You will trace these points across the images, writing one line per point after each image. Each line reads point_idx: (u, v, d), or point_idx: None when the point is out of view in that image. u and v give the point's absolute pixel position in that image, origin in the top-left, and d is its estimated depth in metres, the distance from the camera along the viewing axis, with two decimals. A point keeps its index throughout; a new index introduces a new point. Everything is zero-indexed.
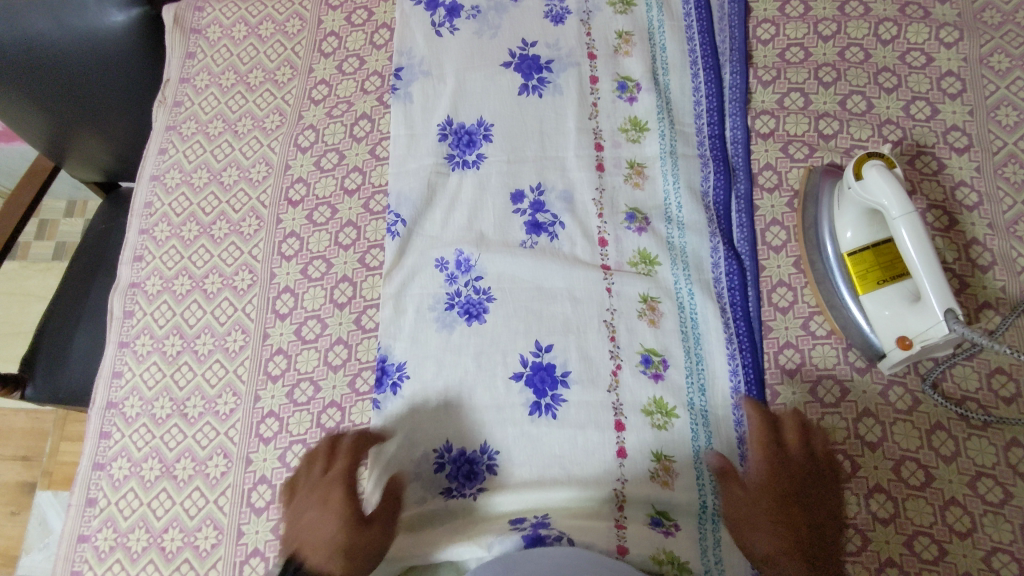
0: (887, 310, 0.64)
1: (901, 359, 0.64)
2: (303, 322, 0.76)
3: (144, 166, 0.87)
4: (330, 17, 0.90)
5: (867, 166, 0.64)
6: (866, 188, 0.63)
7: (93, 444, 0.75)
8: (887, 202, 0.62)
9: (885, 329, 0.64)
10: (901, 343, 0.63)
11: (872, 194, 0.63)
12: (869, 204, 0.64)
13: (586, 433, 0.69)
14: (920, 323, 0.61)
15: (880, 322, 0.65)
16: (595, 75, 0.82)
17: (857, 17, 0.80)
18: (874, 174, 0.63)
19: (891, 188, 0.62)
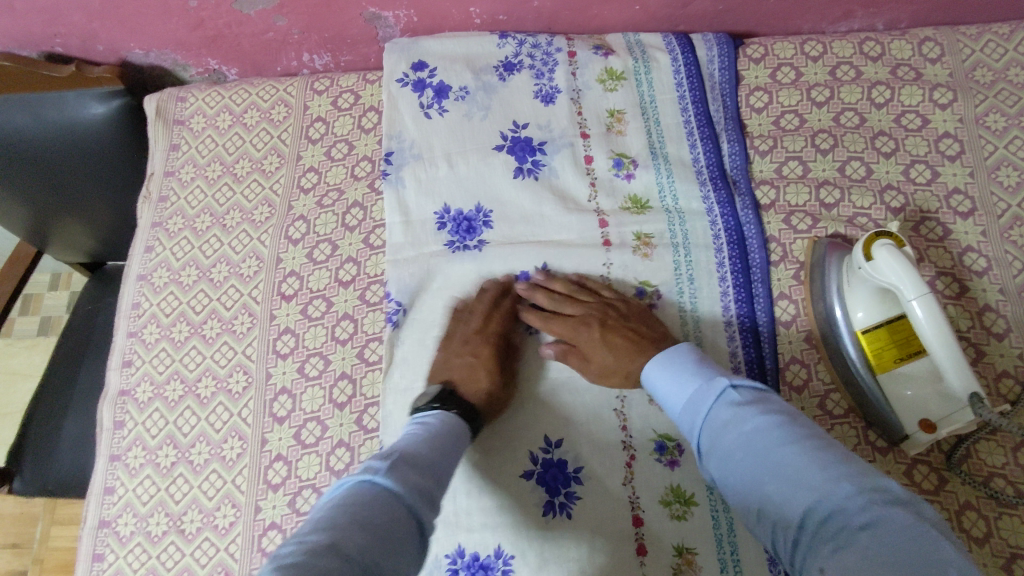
0: (909, 389, 0.63)
1: (926, 441, 0.63)
2: (302, 425, 0.73)
3: (131, 265, 0.84)
4: (316, 102, 0.88)
5: (876, 245, 0.62)
6: (877, 270, 0.62)
7: (86, 567, 0.71)
8: (900, 284, 0.60)
9: (907, 410, 0.63)
10: (925, 426, 0.62)
11: (884, 275, 0.61)
12: (881, 284, 0.62)
13: (604, 529, 0.67)
14: (945, 405, 0.61)
15: (901, 404, 0.63)
16: (589, 154, 0.80)
17: (849, 81, 0.80)
18: (885, 255, 0.61)
19: (904, 270, 0.60)
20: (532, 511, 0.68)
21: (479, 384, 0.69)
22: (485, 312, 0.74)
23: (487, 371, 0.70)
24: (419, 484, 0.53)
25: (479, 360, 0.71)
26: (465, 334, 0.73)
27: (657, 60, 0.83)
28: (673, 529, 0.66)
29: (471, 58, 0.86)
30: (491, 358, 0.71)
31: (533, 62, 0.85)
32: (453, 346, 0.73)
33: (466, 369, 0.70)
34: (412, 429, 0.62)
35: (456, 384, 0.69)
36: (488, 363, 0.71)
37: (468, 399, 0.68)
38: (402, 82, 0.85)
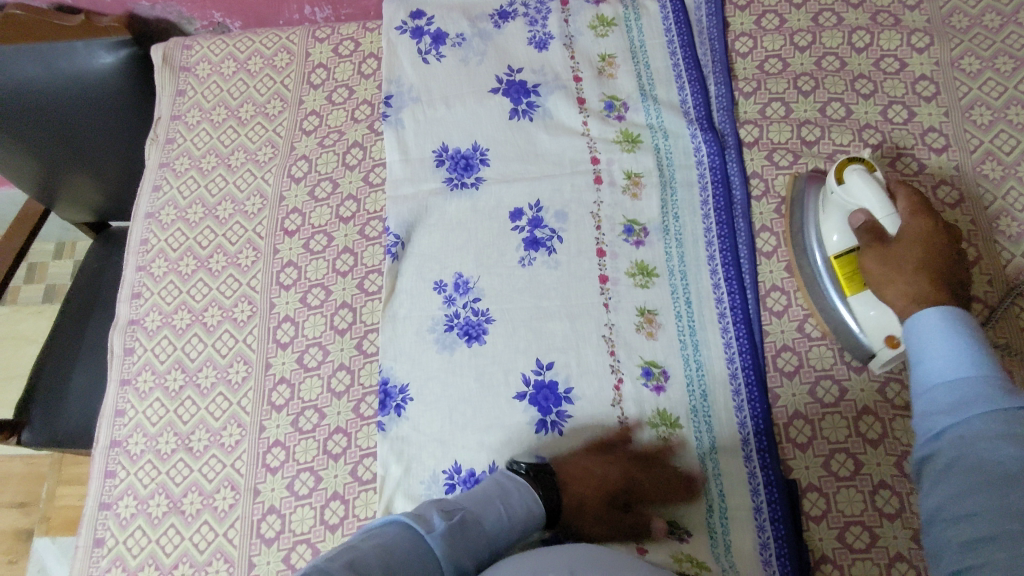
0: (873, 311, 0.64)
1: (890, 358, 0.65)
2: (304, 350, 0.77)
3: (139, 204, 0.88)
4: (318, 50, 0.92)
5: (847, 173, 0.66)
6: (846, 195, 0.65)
7: (99, 484, 0.75)
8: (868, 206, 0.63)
9: (874, 330, 0.65)
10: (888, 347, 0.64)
11: (855, 200, 0.65)
12: (852, 208, 0.65)
13: (595, 445, 0.69)
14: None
15: (868, 325, 0.65)
16: (582, 96, 0.83)
17: (831, 27, 0.83)
18: (853, 180, 0.65)
19: (872, 190, 0.63)
20: (523, 429, 0.71)
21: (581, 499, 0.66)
22: (660, 455, 0.68)
23: (594, 492, 0.67)
24: (458, 565, 0.57)
25: (601, 483, 0.67)
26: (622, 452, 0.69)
27: (646, 9, 0.87)
28: (658, 448, 0.69)
29: (468, 7, 0.89)
30: (615, 488, 0.67)
31: (527, 11, 0.88)
32: (616, 448, 0.69)
33: (583, 474, 0.67)
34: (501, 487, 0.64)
35: (563, 472, 0.68)
36: (604, 491, 0.67)
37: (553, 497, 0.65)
38: (402, 29, 0.88)
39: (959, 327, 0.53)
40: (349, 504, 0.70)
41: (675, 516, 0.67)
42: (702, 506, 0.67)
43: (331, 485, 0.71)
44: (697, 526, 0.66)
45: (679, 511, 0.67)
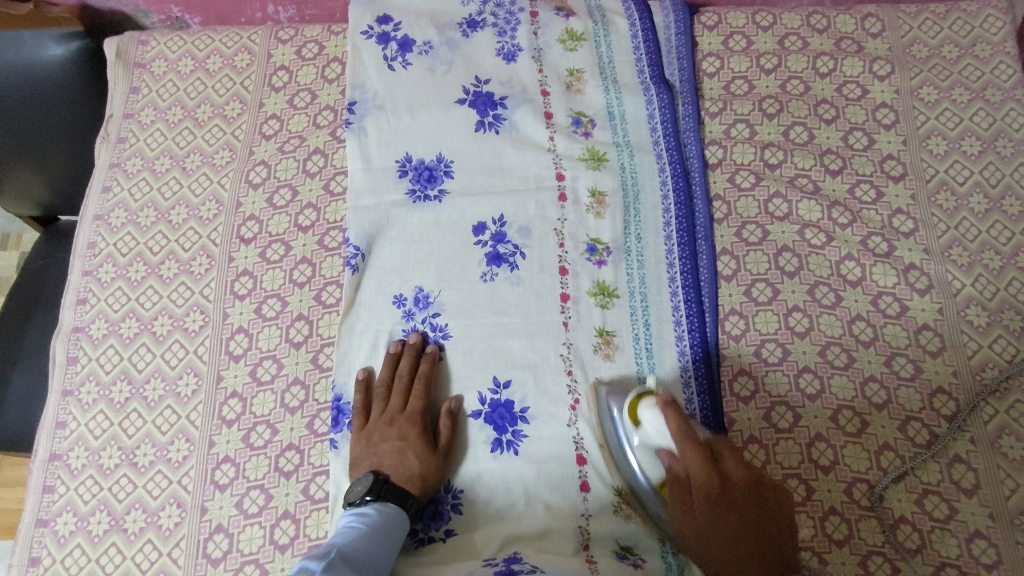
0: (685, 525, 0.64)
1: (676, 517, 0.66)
2: (258, 363, 0.75)
3: (86, 205, 0.84)
4: (280, 51, 0.89)
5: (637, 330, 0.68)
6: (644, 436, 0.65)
7: (36, 499, 0.72)
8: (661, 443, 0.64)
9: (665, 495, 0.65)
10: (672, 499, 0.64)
11: (656, 444, 0.64)
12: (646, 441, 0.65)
13: (363, 416, 0.70)
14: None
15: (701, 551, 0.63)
16: (549, 110, 0.83)
17: (796, 51, 0.84)
18: (648, 419, 0.64)
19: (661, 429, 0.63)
20: (480, 449, 0.70)
21: (411, 471, 0.66)
22: (403, 390, 0.71)
23: (416, 453, 0.67)
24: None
25: (408, 443, 0.68)
26: (380, 419, 0.70)
27: (616, 25, 0.86)
28: (613, 471, 0.68)
29: (436, 14, 0.88)
30: (419, 437, 0.68)
31: (496, 21, 0.87)
32: (375, 429, 0.69)
33: (395, 454, 0.67)
34: (349, 523, 0.61)
35: (385, 471, 0.66)
36: (416, 445, 0.68)
37: (405, 487, 0.65)
38: (368, 33, 0.86)
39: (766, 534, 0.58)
40: (300, 524, 0.68)
41: (629, 540, 0.67)
42: (656, 531, 0.67)
43: (282, 503, 0.69)
44: (651, 550, 0.66)
45: (633, 535, 0.67)
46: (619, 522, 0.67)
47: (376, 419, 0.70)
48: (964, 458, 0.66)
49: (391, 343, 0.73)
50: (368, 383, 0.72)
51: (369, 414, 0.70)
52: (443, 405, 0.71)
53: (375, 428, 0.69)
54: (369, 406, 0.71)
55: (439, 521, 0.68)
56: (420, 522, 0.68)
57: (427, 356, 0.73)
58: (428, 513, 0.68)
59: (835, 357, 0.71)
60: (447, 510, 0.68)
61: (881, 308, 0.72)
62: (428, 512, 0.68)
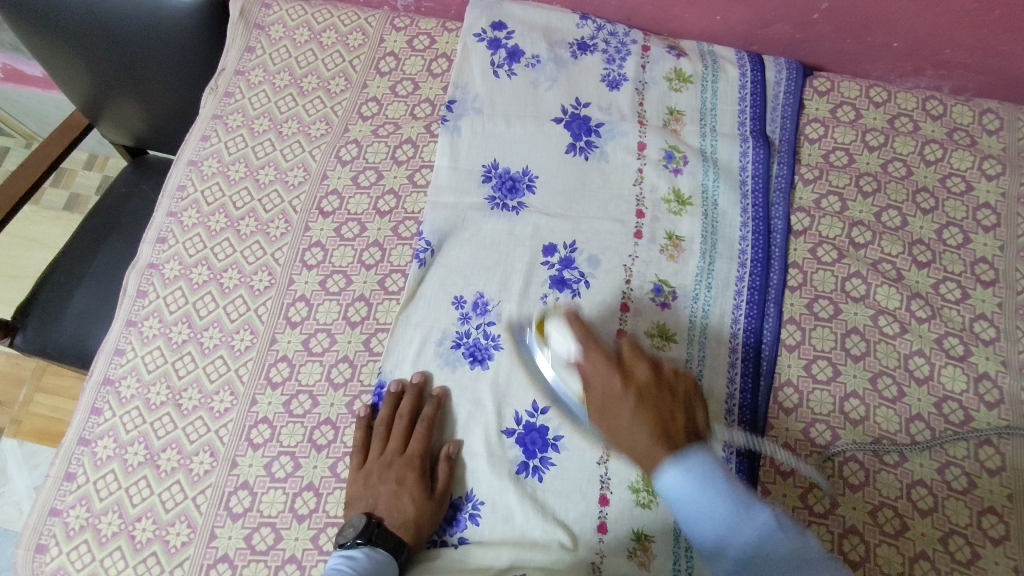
0: None
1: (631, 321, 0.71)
2: (312, 334, 0.76)
3: (184, 149, 0.88)
4: (393, 38, 0.91)
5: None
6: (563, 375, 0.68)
7: (83, 418, 0.75)
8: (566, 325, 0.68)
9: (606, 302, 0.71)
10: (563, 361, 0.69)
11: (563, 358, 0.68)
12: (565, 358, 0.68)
13: (362, 454, 0.70)
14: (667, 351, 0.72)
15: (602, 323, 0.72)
16: (643, 141, 0.82)
17: (905, 133, 0.82)
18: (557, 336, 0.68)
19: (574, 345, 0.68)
20: (507, 465, 0.70)
21: (406, 516, 0.66)
22: (403, 430, 0.70)
23: (413, 499, 0.67)
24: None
25: (405, 488, 0.68)
26: (379, 460, 0.69)
27: (726, 72, 0.86)
28: (635, 515, 0.68)
29: (550, 30, 0.89)
30: (416, 482, 0.68)
31: (607, 48, 0.88)
32: (373, 469, 0.69)
33: (391, 499, 0.67)
34: (337, 565, 0.62)
35: (378, 513, 0.67)
36: (413, 490, 0.67)
37: (397, 533, 0.66)
38: (480, 36, 0.87)
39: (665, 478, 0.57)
40: (321, 498, 0.69)
41: None
42: None
43: (308, 474, 0.70)
44: None
45: None
46: (632, 567, 0.66)
47: (373, 461, 0.69)
48: None
49: (394, 383, 0.73)
50: (368, 421, 0.72)
51: (369, 452, 0.70)
52: (442, 449, 0.71)
53: (374, 469, 0.69)
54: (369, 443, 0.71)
55: (455, 527, 0.69)
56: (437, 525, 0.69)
57: (430, 398, 0.72)
58: (445, 517, 0.69)
59: (885, 452, 0.68)
60: (463, 519, 0.69)
61: (943, 412, 0.70)
62: (446, 517, 0.69)
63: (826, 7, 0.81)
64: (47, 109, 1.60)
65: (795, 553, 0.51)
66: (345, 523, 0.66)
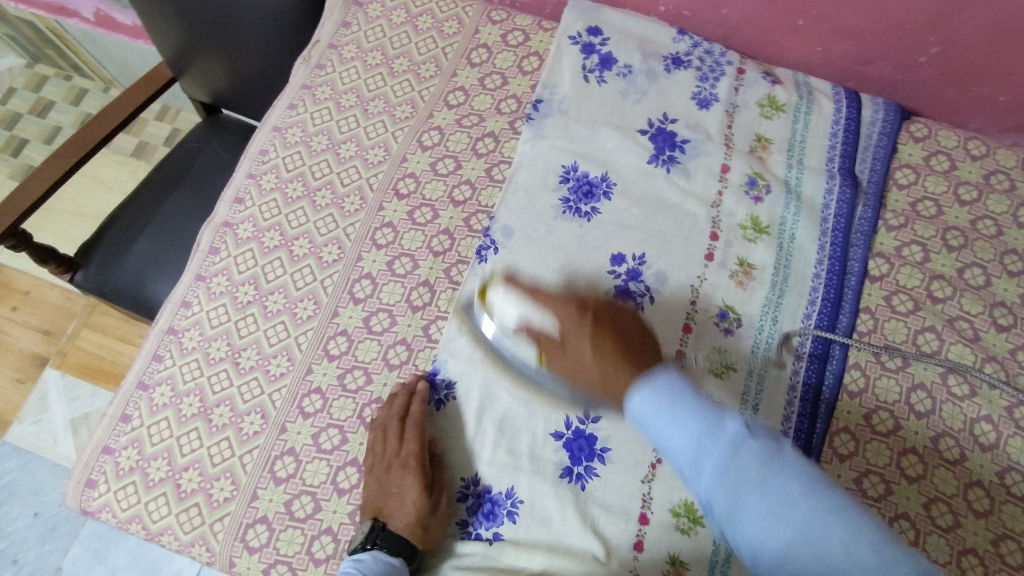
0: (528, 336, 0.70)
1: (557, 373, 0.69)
2: (374, 312, 0.77)
3: (271, 115, 0.89)
4: (487, 30, 0.92)
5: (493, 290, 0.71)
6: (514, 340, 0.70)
7: (144, 363, 0.77)
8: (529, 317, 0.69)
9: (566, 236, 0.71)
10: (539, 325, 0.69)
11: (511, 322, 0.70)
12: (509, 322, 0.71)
13: (368, 456, 0.69)
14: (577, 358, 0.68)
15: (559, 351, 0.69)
16: (727, 164, 0.81)
17: (1000, 191, 0.79)
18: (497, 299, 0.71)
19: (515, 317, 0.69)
20: (550, 470, 0.69)
21: (408, 520, 0.65)
22: (399, 431, 0.68)
23: (414, 502, 0.65)
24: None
25: (404, 491, 0.66)
26: (382, 463, 0.68)
27: (820, 106, 0.84)
28: (674, 538, 0.67)
29: (645, 41, 0.88)
30: (415, 485, 0.66)
31: (701, 66, 0.87)
32: (378, 472, 0.68)
33: (394, 502, 0.66)
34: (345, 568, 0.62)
35: (385, 516, 0.66)
36: (416, 490, 0.66)
37: (403, 534, 0.64)
38: (575, 39, 0.87)
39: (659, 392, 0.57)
40: (363, 475, 0.70)
41: None
42: None
43: (354, 450, 0.71)
44: None
45: None
46: None
47: (376, 464, 0.69)
48: None
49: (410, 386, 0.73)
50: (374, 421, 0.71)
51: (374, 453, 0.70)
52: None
53: (378, 471, 0.68)
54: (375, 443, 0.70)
55: (491, 521, 0.68)
56: (473, 517, 0.69)
57: (421, 396, 0.70)
58: (482, 510, 0.69)
59: (939, 515, 0.66)
60: (501, 514, 0.68)
61: (1005, 482, 0.67)
62: (482, 510, 0.69)
63: (936, 51, 0.79)
64: (132, 57, 1.64)
65: (792, 491, 0.48)
66: (358, 528, 0.67)
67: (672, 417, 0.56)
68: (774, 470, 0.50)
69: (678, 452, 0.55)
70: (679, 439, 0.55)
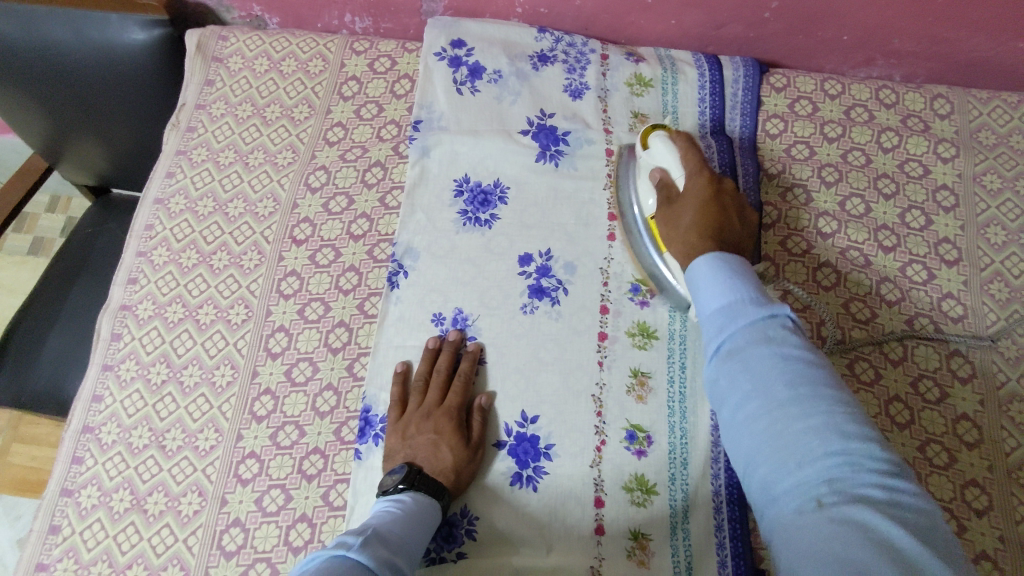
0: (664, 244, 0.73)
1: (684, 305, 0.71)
2: (294, 363, 0.76)
3: (150, 188, 0.87)
4: (353, 62, 0.92)
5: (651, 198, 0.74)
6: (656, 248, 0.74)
7: (64, 468, 0.73)
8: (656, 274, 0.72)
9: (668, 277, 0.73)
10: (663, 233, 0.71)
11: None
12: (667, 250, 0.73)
13: (396, 408, 0.72)
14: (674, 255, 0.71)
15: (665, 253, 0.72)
16: (610, 146, 0.83)
17: (861, 122, 0.84)
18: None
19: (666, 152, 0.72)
20: (500, 480, 0.70)
21: (444, 463, 0.67)
22: (441, 384, 0.72)
23: (451, 447, 0.68)
24: (389, 560, 0.54)
25: (442, 437, 0.69)
26: (417, 413, 0.71)
27: (684, 74, 0.87)
28: (632, 515, 0.68)
29: (509, 44, 0.90)
30: (453, 430, 0.69)
31: (566, 58, 0.89)
32: (411, 421, 0.70)
33: (430, 447, 0.68)
34: (384, 507, 0.62)
35: (418, 463, 0.67)
36: (450, 439, 0.69)
37: (438, 479, 0.66)
38: (440, 55, 0.88)
39: (720, 266, 0.58)
40: (315, 528, 0.68)
41: None
42: None
43: (300, 506, 0.70)
44: None
45: None
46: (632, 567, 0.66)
47: (409, 414, 0.71)
48: (991, 555, 0.64)
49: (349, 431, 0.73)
50: (405, 377, 0.73)
51: (406, 407, 0.72)
52: (475, 401, 0.72)
53: (409, 422, 0.70)
54: (406, 399, 0.73)
55: (452, 543, 0.67)
56: (433, 541, 0.67)
57: (466, 355, 0.74)
58: (441, 534, 0.68)
59: None
60: (461, 533, 0.68)
61: (920, 390, 0.71)
62: (441, 533, 0.68)
63: (777, 5, 0.83)
64: (4, 155, 1.57)
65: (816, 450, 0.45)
66: (387, 474, 0.67)
67: (720, 277, 0.57)
68: (816, 397, 0.47)
69: (701, 316, 0.57)
70: (721, 288, 0.56)
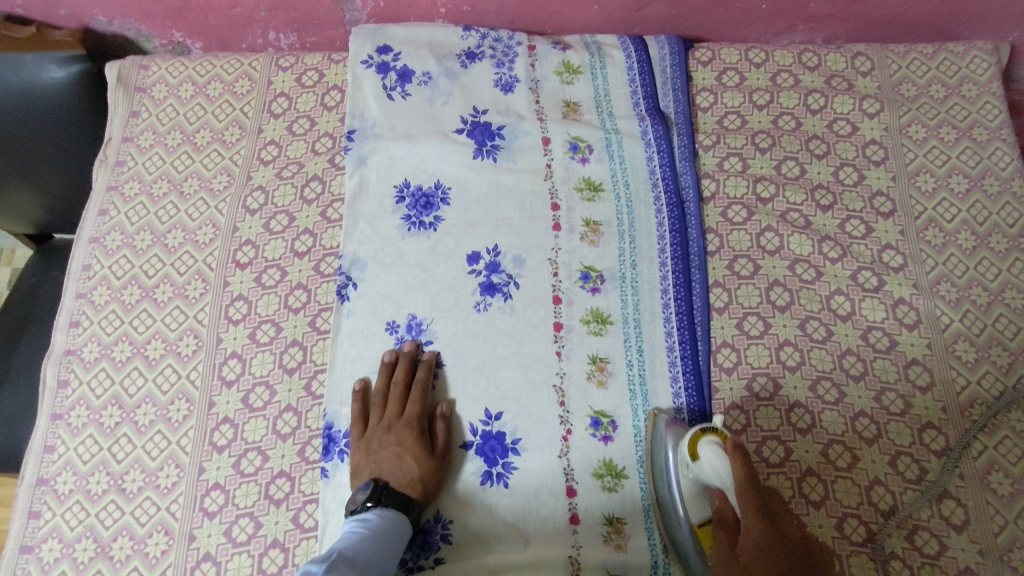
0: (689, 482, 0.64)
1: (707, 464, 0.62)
2: (250, 389, 0.74)
3: (83, 227, 0.84)
4: (281, 78, 0.90)
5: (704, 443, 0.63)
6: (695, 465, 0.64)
7: (22, 524, 0.71)
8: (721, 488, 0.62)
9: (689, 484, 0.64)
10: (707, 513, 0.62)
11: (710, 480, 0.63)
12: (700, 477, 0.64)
13: (357, 425, 0.71)
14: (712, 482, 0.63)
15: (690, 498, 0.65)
16: (547, 136, 0.84)
17: (788, 87, 0.86)
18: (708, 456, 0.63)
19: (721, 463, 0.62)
20: (470, 481, 0.69)
21: (411, 474, 0.67)
22: (400, 396, 0.71)
23: (416, 458, 0.68)
24: None
25: (406, 449, 0.68)
26: (378, 427, 0.70)
27: (612, 57, 0.88)
28: (604, 500, 0.68)
29: (435, 44, 0.89)
30: (416, 441, 0.69)
31: (494, 54, 0.89)
32: (373, 436, 0.70)
33: (394, 460, 0.68)
34: (351, 528, 0.61)
35: (385, 477, 0.67)
36: (414, 449, 0.68)
37: (405, 491, 0.66)
38: (368, 63, 0.87)
39: None
40: (289, 552, 0.67)
41: (620, 570, 0.66)
42: (647, 560, 0.66)
43: (271, 532, 0.68)
44: None
45: (624, 563, 0.66)
46: (609, 551, 0.66)
47: (371, 430, 0.70)
48: (953, 493, 0.66)
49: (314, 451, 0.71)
50: (364, 392, 0.73)
51: (367, 422, 0.71)
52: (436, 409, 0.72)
53: (372, 438, 0.70)
54: (367, 414, 0.72)
55: (428, 551, 0.67)
56: (409, 551, 0.67)
57: (422, 363, 0.73)
58: (416, 542, 0.67)
59: (825, 392, 0.71)
60: (436, 540, 0.67)
61: (870, 342, 0.73)
62: (416, 542, 0.67)
63: None
64: None
65: None
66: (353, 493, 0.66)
67: None
68: None
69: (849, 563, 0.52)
70: None
